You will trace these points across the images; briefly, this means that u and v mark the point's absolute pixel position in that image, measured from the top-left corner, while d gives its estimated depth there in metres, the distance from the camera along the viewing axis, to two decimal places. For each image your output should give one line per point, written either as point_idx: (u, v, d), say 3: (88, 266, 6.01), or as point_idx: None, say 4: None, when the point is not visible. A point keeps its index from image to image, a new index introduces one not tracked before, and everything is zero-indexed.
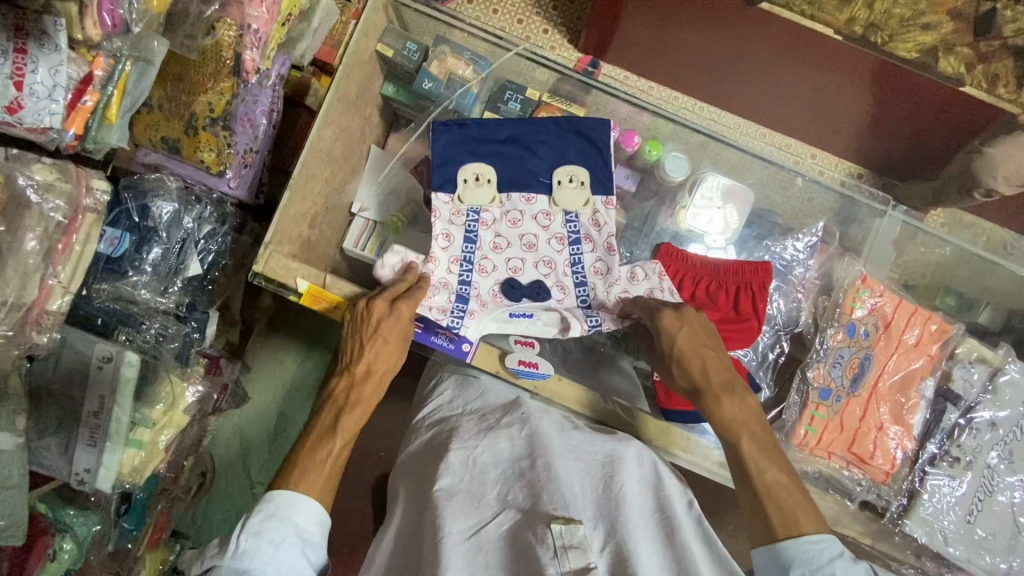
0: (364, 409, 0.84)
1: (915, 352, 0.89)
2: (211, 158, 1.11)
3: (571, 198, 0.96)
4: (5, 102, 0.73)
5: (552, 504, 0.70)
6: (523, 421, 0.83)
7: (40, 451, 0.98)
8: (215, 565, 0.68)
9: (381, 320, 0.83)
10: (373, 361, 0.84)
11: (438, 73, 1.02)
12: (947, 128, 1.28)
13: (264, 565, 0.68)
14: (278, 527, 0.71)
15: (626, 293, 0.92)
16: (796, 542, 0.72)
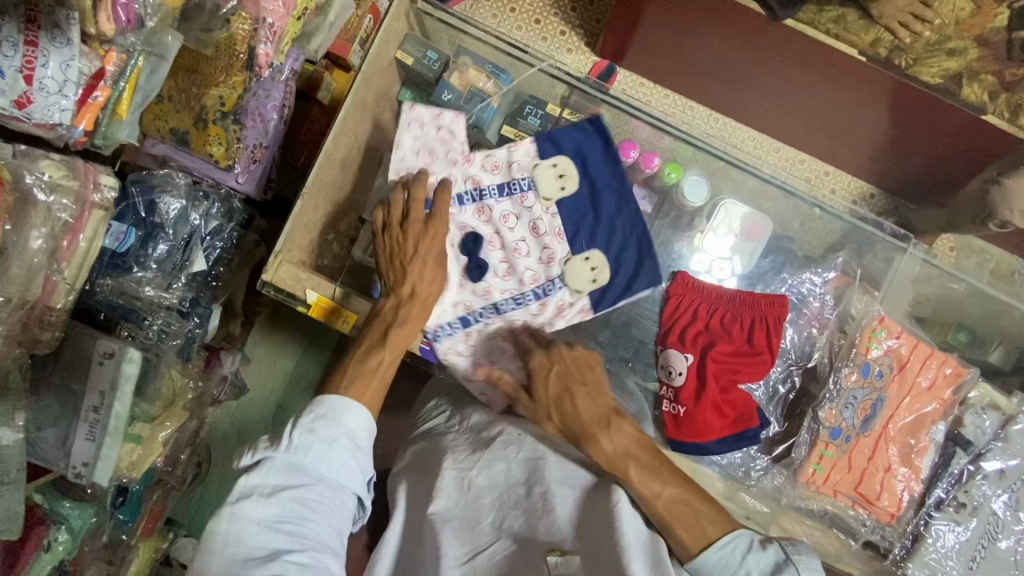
0: (418, 315, 0.85)
1: (928, 395, 0.89)
2: (220, 152, 1.09)
3: (576, 270, 0.94)
4: (13, 96, 0.71)
5: (547, 535, 0.73)
6: (520, 442, 0.82)
7: (38, 443, 0.97)
8: (266, 456, 0.68)
9: (420, 238, 0.86)
10: (417, 279, 0.86)
11: (457, 84, 0.99)
12: (966, 153, 1.26)
13: (317, 460, 0.68)
14: (331, 429, 0.70)
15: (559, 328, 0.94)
16: (709, 551, 0.68)
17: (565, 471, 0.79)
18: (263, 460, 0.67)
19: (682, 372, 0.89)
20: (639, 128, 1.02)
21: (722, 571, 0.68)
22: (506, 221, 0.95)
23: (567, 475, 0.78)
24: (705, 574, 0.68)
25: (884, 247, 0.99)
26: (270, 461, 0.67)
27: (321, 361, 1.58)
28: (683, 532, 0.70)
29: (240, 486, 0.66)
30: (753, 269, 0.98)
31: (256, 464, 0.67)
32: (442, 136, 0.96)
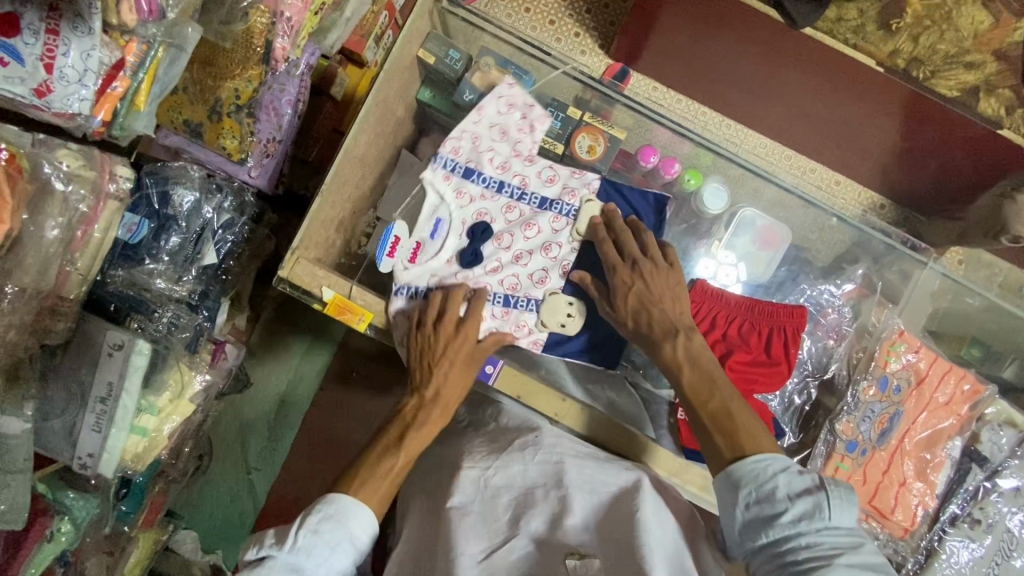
0: (440, 417, 0.83)
1: (945, 411, 0.89)
2: (234, 146, 1.08)
3: (553, 307, 0.93)
4: (34, 84, 0.69)
5: (567, 537, 0.73)
6: (537, 444, 0.80)
7: (44, 433, 0.97)
8: (269, 555, 0.67)
9: (450, 339, 0.85)
10: (442, 383, 0.83)
11: (479, 86, 0.99)
12: (981, 167, 1.26)
13: (316, 565, 0.67)
14: (335, 534, 0.69)
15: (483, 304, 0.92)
16: (742, 461, 0.69)
17: (584, 476, 0.77)
18: (265, 559, 0.67)
19: None
20: (659, 135, 1.02)
21: (751, 482, 0.67)
22: (523, 228, 0.95)
23: (586, 480, 0.77)
24: (733, 481, 0.68)
25: (903, 262, 0.99)
26: (272, 561, 0.67)
27: (325, 356, 1.58)
28: (720, 444, 0.72)
29: None
30: (770, 277, 0.98)
31: (258, 561, 0.68)
32: (525, 130, 0.98)
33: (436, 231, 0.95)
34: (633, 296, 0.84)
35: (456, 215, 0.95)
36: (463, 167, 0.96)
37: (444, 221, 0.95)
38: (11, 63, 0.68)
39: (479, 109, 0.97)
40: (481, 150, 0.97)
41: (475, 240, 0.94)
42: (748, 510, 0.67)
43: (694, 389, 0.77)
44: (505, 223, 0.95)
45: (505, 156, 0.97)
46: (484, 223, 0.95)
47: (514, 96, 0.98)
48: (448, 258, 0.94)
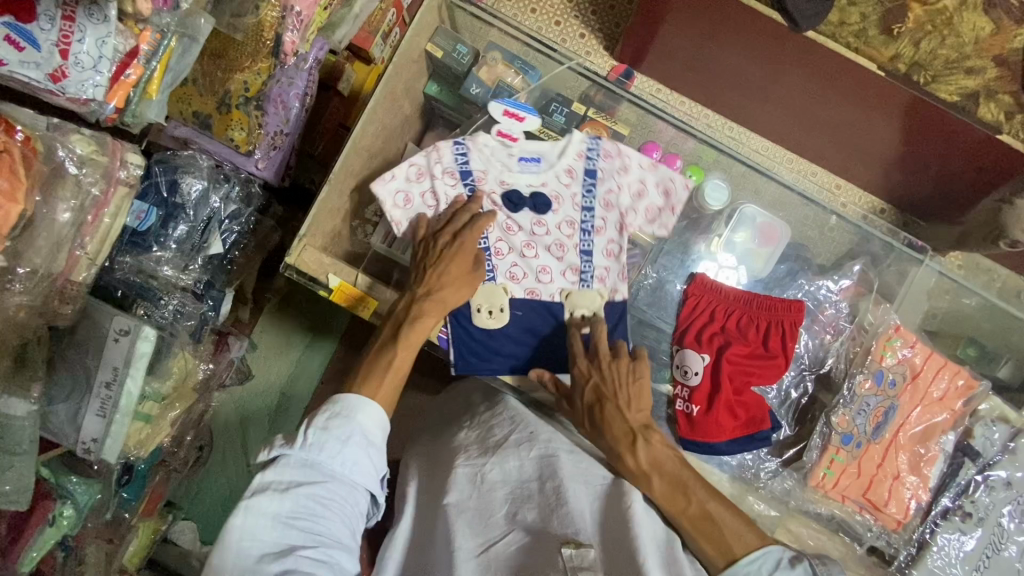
0: (436, 317, 0.84)
1: (939, 406, 0.90)
2: (241, 137, 1.10)
3: (491, 297, 0.91)
4: (50, 69, 0.71)
5: (563, 528, 0.72)
6: (532, 440, 0.83)
7: (49, 417, 0.98)
8: (282, 454, 0.69)
9: (443, 246, 0.87)
10: (436, 282, 0.85)
11: (486, 80, 1.00)
12: (977, 171, 1.28)
13: (330, 459, 0.69)
14: (344, 427, 0.71)
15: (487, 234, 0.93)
16: (736, 565, 0.70)
17: (577, 470, 0.80)
18: (278, 458, 0.69)
19: (697, 372, 0.90)
20: (663, 131, 1.02)
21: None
22: (551, 248, 0.93)
23: (580, 475, 0.79)
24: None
25: (901, 260, 0.99)
26: (286, 457, 0.69)
27: (327, 349, 1.59)
28: (703, 541, 0.73)
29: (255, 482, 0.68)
30: (770, 274, 0.98)
31: (271, 461, 0.69)
32: (650, 219, 0.94)
33: (526, 166, 0.94)
34: (590, 390, 0.83)
35: (548, 175, 0.94)
36: (592, 165, 0.94)
37: (521, 185, 0.93)
38: (26, 48, 0.70)
39: (653, 166, 0.94)
40: (616, 171, 0.94)
41: (524, 200, 0.93)
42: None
43: (666, 497, 0.76)
44: (554, 223, 0.94)
45: (620, 203, 0.94)
46: (546, 210, 0.93)
47: (678, 198, 0.94)
48: (503, 182, 0.94)
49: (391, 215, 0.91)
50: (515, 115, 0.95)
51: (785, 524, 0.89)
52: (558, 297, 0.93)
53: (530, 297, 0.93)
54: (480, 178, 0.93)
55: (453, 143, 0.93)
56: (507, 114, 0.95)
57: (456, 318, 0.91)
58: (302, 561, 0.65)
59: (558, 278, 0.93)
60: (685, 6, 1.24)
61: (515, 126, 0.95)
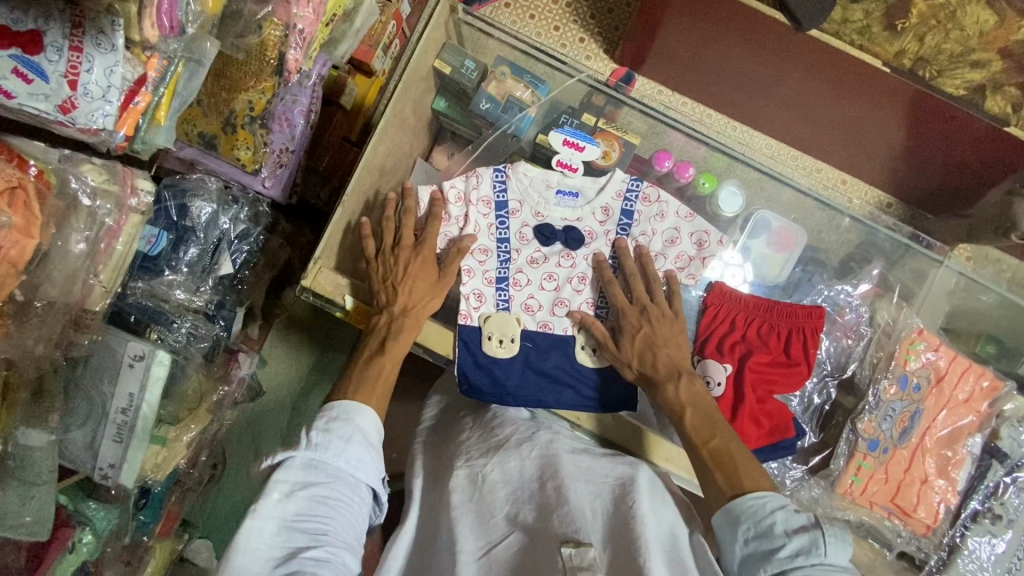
0: (409, 336, 0.85)
1: (965, 408, 0.89)
2: (248, 156, 1.09)
3: (504, 326, 0.90)
4: (58, 101, 0.71)
5: (561, 527, 0.70)
6: (534, 441, 0.82)
7: (66, 444, 0.97)
8: (285, 459, 0.69)
9: (409, 258, 0.88)
10: (408, 295, 0.86)
11: (496, 94, 1.01)
12: (984, 164, 1.28)
13: (335, 458, 0.70)
14: (344, 427, 0.73)
15: (532, 249, 0.94)
16: (741, 499, 0.71)
17: (578, 469, 0.79)
18: (283, 461, 0.69)
19: (720, 383, 0.89)
20: (675, 138, 1.02)
21: (749, 517, 0.69)
22: (572, 281, 0.93)
23: (580, 472, 0.78)
24: (734, 517, 0.70)
25: (921, 261, 0.99)
26: (291, 461, 0.69)
27: (336, 365, 1.58)
28: (720, 476, 0.75)
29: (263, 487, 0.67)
30: (784, 279, 0.98)
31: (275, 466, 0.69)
32: (679, 267, 0.93)
33: (564, 200, 0.95)
34: (640, 338, 0.86)
35: (584, 211, 0.95)
36: (629, 207, 0.94)
37: (556, 222, 0.94)
38: (35, 80, 0.70)
39: (689, 215, 0.94)
40: (652, 217, 0.93)
41: (557, 233, 0.93)
42: (747, 544, 0.68)
43: (697, 430, 0.80)
44: (582, 257, 0.94)
45: (650, 247, 0.93)
46: (578, 246, 0.93)
47: (711, 250, 0.92)
48: (539, 214, 0.95)
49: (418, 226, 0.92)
50: (576, 145, 0.97)
51: None
52: (572, 330, 0.92)
53: (542, 329, 0.92)
54: (515, 209, 0.94)
55: (494, 169, 0.95)
56: (566, 143, 0.97)
57: (462, 341, 0.90)
58: (307, 561, 0.63)
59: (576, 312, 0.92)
60: (685, 9, 1.24)
61: (575, 156, 0.97)
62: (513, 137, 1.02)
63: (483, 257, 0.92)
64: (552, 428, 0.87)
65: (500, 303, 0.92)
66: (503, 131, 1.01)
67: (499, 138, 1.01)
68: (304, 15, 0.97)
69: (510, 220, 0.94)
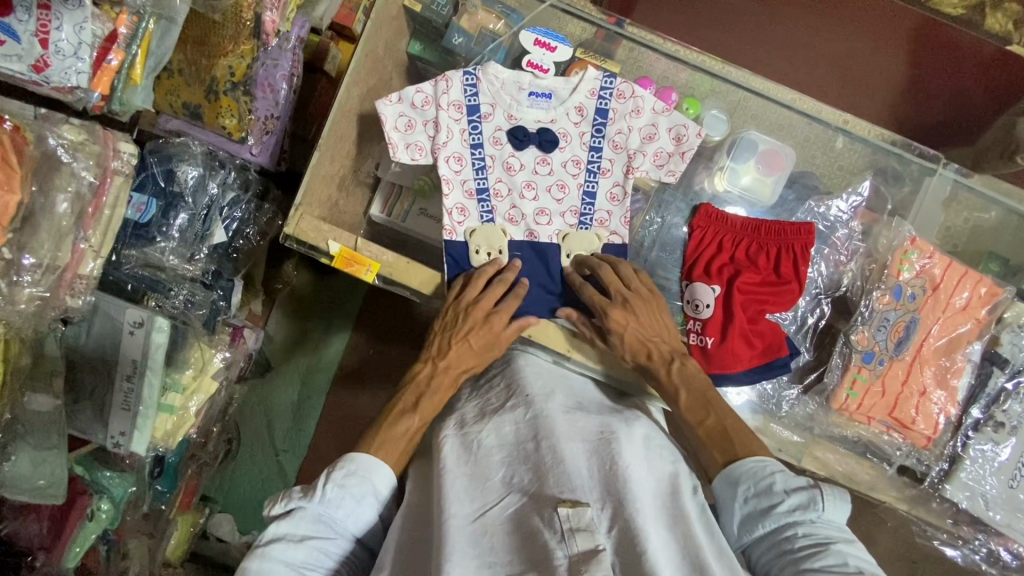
0: (443, 398, 0.83)
1: (963, 315, 0.88)
2: (233, 124, 1.09)
3: (490, 238, 0.91)
4: (31, 60, 0.71)
5: (558, 487, 0.65)
6: (528, 403, 0.78)
7: (76, 415, 1.00)
8: (297, 506, 0.69)
9: (476, 325, 0.84)
10: (455, 357, 0.84)
11: (468, 28, 0.96)
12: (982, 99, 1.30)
13: (345, 517, 0.69)
14: (361, 486, 0.70)
15: (509, 156, 0.92)
16: (741, 461, 0.72)
17: (573, 429, 0.75)
18: (294, 511, 0.68)
19: (708, 304, 0.89)
20: (655, 65, 1.00)
21: (749, 478, 0.70)
22: (551, 189, 0.92)
23: (575, 433, 0.74)
24: (732, 479, 0.71)
25: (915, 173, 0.96)
26: (302, 512, 0.68)
27: (341, 335, 1.59)
28: (715, 450, 0.75)
29: (269, 532, 0.67)
30: (777, 203, 0.95)
31: (288, 513, 0.69)
32: (658, 164, 0.91)
33: (536, 101, 0.92)
34: (629, 337, 0.82)
35: (558, 112, 0.93)
36: (603, 105, 0.92)
37: (528, 124, 0.92)
38: (7, 41, 0.70)
39: (666, 110, 0.92)
40: (628, 113, 0.92)
41: (530, 135, 0.92)
42: (746, 504, 0.69)
43: (690, 409, 0.79)
44: (559, 162, 0.93)
45: (628, 146, 0.92)
46: (552, 149, 0.92)
47: (690, 143, 0.90)
48: (512, 117, 0.93)
49: (389, 136, 0.90)
50: (547, 45, 0.94)
51: (812, 451, 0.89)
52: (555, 238, 0.92)
53: (528, 239, 0.92)
54: (488, 113, 0.92)
55: (464, 72, 0.92)
56: (537, 44, 0.94)
57: (451, 256, 0.90)
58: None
59: (557, 219, 0.92)
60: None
61: (546, 57, 0.94)
62: None
63: (456, 161, 0.91)
64: (546, 386, 0.82)
65: (483, 216, 0.92)
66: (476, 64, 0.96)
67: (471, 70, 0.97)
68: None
69: (483, 124, 0.92)
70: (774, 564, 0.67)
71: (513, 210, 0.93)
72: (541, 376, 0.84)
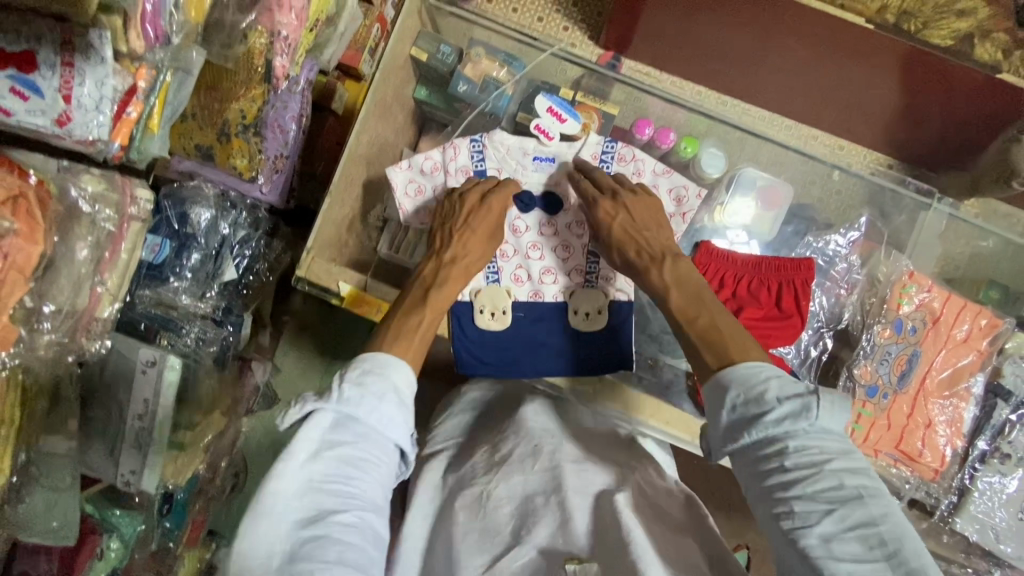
0: (452, 287, 0.85)
1: (965, 347, 0.89)
2: (243, 164, 1.13)
3: (495, 298, 0.92)
4: (54, 115, 0.74)
5: (567, 545, 0.69)
6: (536, 454, 0.78)
7: (88, 454, 1.02)
8: (314, 410, 0.66)
9: (474, 209, 0.88)
10: (460, 251, 0.87)
11: (472, 75, 1.01)
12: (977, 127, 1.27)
13: (367, 413, 0.67)
14: (378, 382, 0.69)
15: (515, 223, 0.94)
16: (732, 367, 0.69)
17: (580, 476, 0.76)
18: (311, 414, 0.66)
19: None
20: (652, 106, 1.02)
21: (740, 384, 0.67)
22: (556, 249, 0.94)
23: (584, 485, 0.75)
24: (723, 385, 0.68)
25: (907, 208, 0.99)
26: (320, 413, 0.66)
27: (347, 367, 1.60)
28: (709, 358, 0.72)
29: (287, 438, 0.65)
30: (775, 236, 0.98)
31: (303, 417, 0.66)
32: None
33: (541, 165, 0.95)
34: (617, 226, 0.86)
35: (562, 175, 0.95)
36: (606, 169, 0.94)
37: (533, 188, 0.95)
38: (31, 96, 0.73)
39: (666, 172, 0.93)
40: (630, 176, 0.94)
41: (535, 199, 0.94)
42: (734, 412, 0.67)
43: (683, 310, 0.79)
44: (563, 224, 0.94)
45: None
46: (557, 212, 0.94)
47: (690, 205, 0.91)
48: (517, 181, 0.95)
49: (401, 202, 0.94)
50: (559, 115, 0.95)
51: None
52: (561, 296, 0.93)
53: (532, 300, 0.94)
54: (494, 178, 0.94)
55: (471, 139, 0.95)
56: (550, 111, 0.95)
57: (456, 316, 0.91)
58: (335, 527, 0.62)
59: (562, 278, 0.94)
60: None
61: (555, 125, 0.94)
62: (492, 117, 1.03)
63: None
64: (556, 437, 0.81)
65: (490, 277, 0.93)
66: (481, 110, 1.02)
67: (477, 117, 1.03)
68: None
69: None
70: (755, 481, 0.66)
71: (520, 268, 0.94)
72: (552, 427, 0.84)
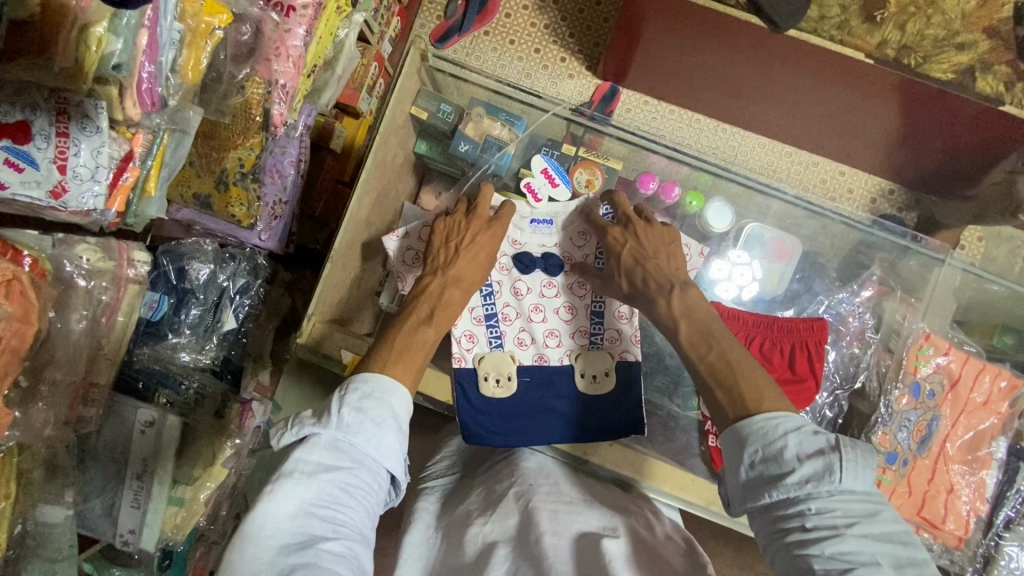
0: (455, 307, 0.84)
1: (984, 410, 0.89)
2: (243, 212, 1.08)
3: (499, 364, 0.91)
4: (49, 187, 0.72)
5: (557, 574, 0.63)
6: (526, 494, 0.77)
7: (86, 513, 1.00)
8: (312, 434, 0.62)
9: (475, 229, 0.88)
10: (458, 269, 0.85)
11: (473, 135, 1.03)
12: (977, 157, 1.22)
13: (364, 441, 0.62)
14: (379, 408, 0.64)
15: (517, 285, 0.94)
16: (752, 419, 0.63)
17: (570, 522, 0.73)
18: (308, 437, 0.62)
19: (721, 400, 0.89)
20: (655, 162, 1.03)
21: (758, 440, 0.61)
22: (558, 311, 0.94)
23: (573, 527, 0.72)
24: (741, 438, 0.63)
25: (922, 264, 0.98)
26: (316, 438, 0.62)
27: None
28: (720, 391, 0.69)
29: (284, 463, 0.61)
30: (785, 290, 0.99)
31: (301, 441, 0.62)
32: None
33: (539, 228, 0.95)
34: (627, 253, 0.85)
35: (562, 237, 0.95)
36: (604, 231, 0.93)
37: (534, 252, 0.95)
38: (25, 167, 0.70)
39: None
40: None
41: (536, 260, 0.94)
42: (753, 469, 0.61)
43: (692, 344, 0.75)
44: (565, 285, 0.95)
45: None
46: (558, 273, 0.95)
47: (692, 262, 0.92)
48: (516, 243, 0.95)
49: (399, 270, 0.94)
50: (552, 178, 0.98)
51: None
52: (567, 359, 0.92)
53: (537, 363, 0.92)
54: None
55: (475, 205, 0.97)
56: (545, 172, 0.98)
57: (460, 384, 0.89)
58: (324, 556, 0.56)
59: (566, 340, 0.93)
60: (666, 12, 1.14)
61: (545, 187, 0.98)
62: (495, 176, 1.03)
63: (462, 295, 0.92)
64: (546, 480, 0.81)
65: (493, 342, 0.92)
66: (484, 172, 1.03)
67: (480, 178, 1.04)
68: (250, 12, 0.87)
69: None
70: (773, 543, 0.59)
71: (523, 332, 0.93)
72: (553, 476, 0.83)
